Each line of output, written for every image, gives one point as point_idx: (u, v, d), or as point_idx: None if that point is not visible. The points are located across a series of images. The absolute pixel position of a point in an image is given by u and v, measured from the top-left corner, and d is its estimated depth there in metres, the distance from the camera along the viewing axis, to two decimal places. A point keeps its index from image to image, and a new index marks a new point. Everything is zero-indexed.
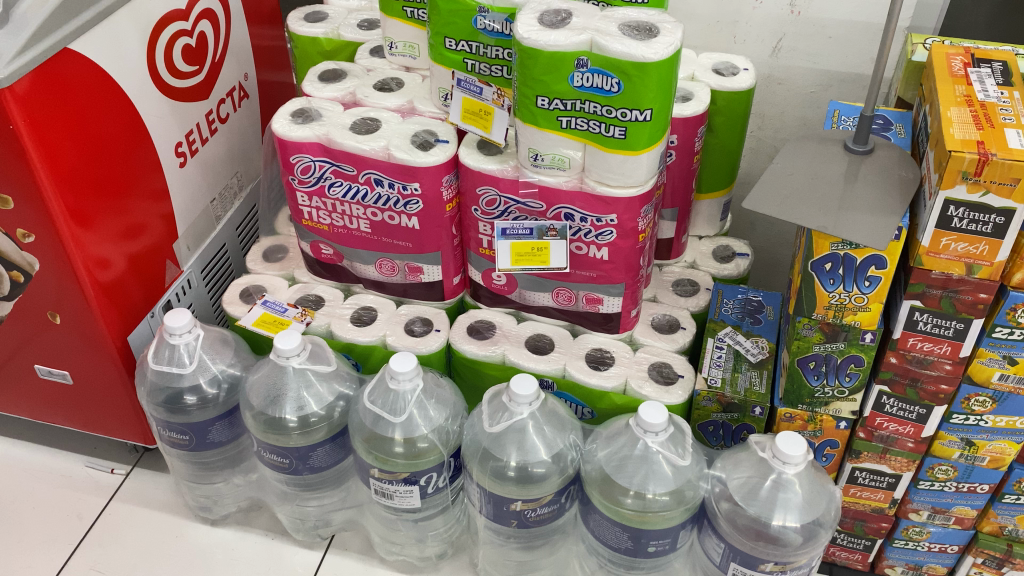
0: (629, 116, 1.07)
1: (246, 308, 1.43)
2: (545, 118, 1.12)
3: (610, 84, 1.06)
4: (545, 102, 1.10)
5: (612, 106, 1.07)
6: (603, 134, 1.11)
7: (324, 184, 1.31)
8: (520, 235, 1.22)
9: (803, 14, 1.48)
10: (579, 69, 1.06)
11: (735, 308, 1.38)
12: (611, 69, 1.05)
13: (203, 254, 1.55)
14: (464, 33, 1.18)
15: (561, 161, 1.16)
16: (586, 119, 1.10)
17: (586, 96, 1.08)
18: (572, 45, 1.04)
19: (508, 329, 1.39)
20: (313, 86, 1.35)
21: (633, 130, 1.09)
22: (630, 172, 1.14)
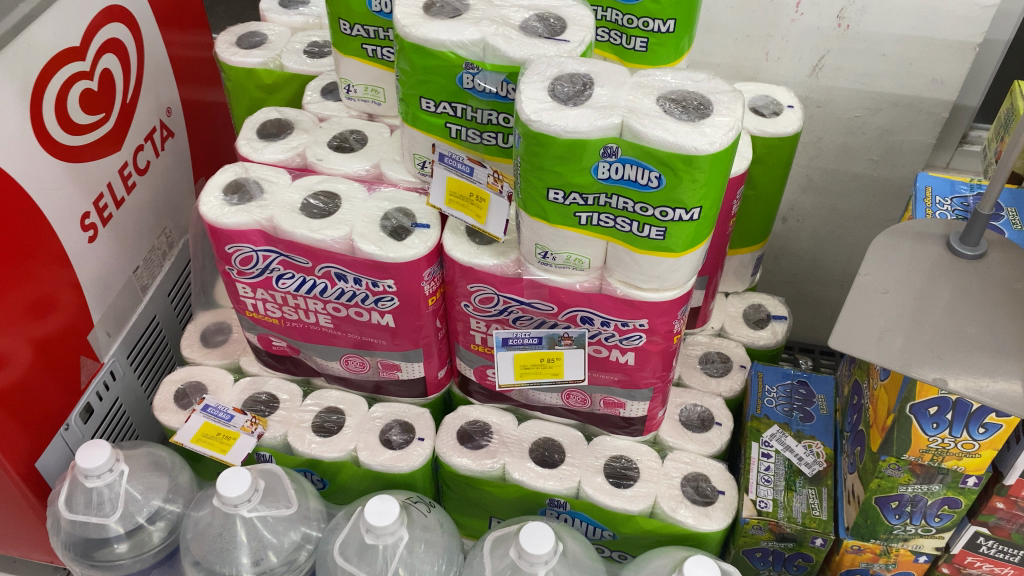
0: (672, 216, 0.82)
1: (182, 415, 1.16)
2: (559, 213, 0.85)
3: (648, 179, 0.79)
4: (559, 195, 0.84)
5: (648, 204, 0.81)
6: (635, 233, 0.85)
7: (271, 275, 1.03)
8: (526, 345, 0.96)
9: (853, 28, 1.21)
10: (605, 158, 0.79)
11: (782, 401, 1.15)
12: (650, 162, 0.78)
13: (128, 336, 1.28)
14: (446, 93, 0.90)
15: (579, 260, 0.90)
16: (613, 215, 0.84)
17: (614, 190, 0.82)
18: (598, 132, 0.77)
19: (507, 435, 1.14)
20: (250, 146, 1.06)
21: (676, 230, 0.83)
22: (668, 274, 0.89)
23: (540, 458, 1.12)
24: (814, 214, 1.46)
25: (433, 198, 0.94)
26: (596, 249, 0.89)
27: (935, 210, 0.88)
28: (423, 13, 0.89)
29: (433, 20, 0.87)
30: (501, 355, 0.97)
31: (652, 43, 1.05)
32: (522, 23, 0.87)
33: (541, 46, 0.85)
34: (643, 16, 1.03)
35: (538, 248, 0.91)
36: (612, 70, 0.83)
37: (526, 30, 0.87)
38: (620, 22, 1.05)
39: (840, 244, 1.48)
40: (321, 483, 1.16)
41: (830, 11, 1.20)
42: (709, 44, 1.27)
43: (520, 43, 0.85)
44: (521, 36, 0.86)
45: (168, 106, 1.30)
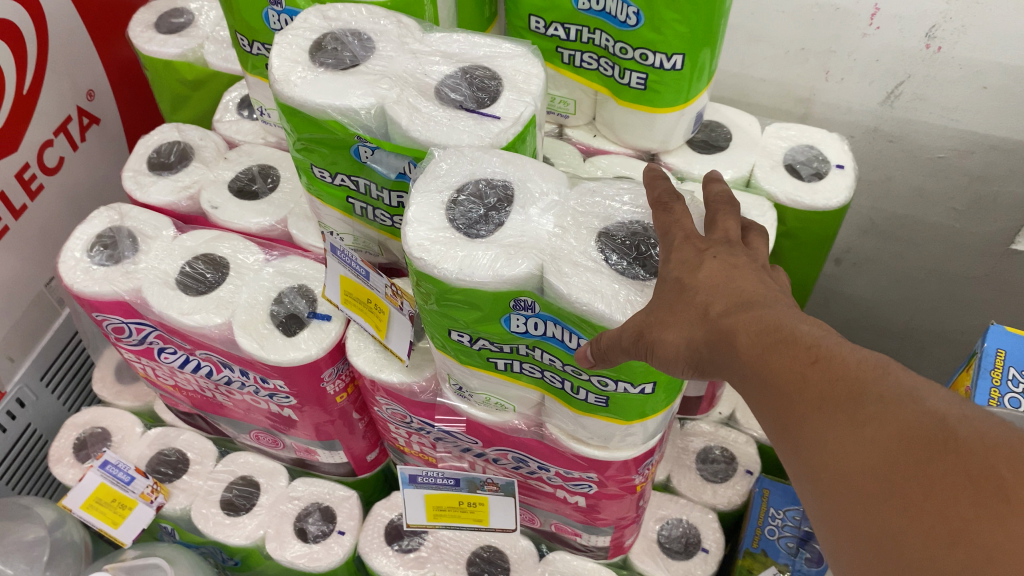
0: (614, 386, 0.57)
1: (77, 471, 1.00)
2: (468, 355, 0.62)
3: (578, 343, 0.55)
4: (463, 337, 0.59)
5: (581, 369, 0.57)
6: (570, 394, 0.61)
7: (151, 346, 0.83)
8: (442, 486, 0.76)
9: (946, 51, 0.91)
10: (518, 310, 0.55)
11: (787, 532, 0.92)
12: (578, 327, 0.53)
13: (42, 355, 1.11)
14: (340, 165, 0.66)
15: (502, 401, 0.67)
16: (540, 369, 0.60)
17: (536, 346, 0.57)
18: (503, 283, 0.52)
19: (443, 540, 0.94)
20: (136, 180, 0.85)
21: (624, 401, 0.59)
22: (619, 439, 0.65)
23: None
24: (874, 259, 1.18)
25: (333, 298, 0.72)
26: (521, 395, 0.65)
27: (1004, 392, 0.64)
28: (310, 58, 0.64)
29: (319, 72, 0.63)
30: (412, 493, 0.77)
31: (652, 80, 0.78)
32: (440, 84, 0.63)
33: (458, 126, 0.60)
34: (640, 46, 0.76)
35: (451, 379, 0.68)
36: (548, 174, 0.58)
37: (443, 96, 0.62)
38: (611, 50, 0.78)
39: (903, 296, 1.21)
40: (234, 562, 0.99)
41: (916, 27, 0.89)
42: (751, 55, 1.00)
43: (430, 119, 0.60)
44: (435, 106, 0.61)
45: (90, 89, 1.11)
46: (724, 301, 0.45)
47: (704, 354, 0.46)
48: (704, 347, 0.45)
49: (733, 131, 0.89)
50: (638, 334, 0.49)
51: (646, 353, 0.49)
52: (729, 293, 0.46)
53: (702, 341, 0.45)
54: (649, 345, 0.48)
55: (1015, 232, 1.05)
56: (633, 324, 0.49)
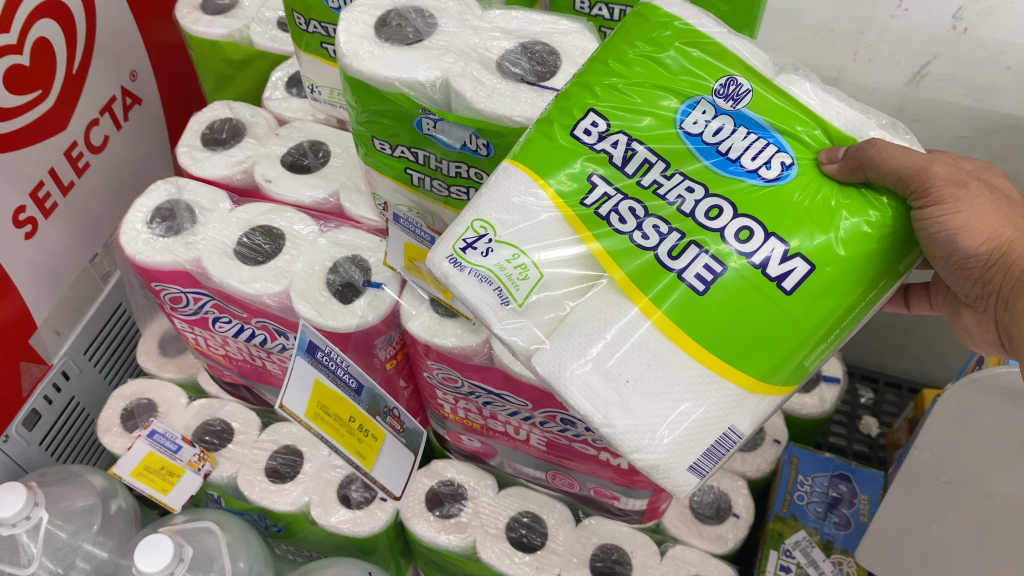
0: (756, 249, 0.52)
1: (125, 440, 1.03)
2: (574, 168, 0.57)
3: (759, 164, 0.54)
4: (594, 134, 0.57)
5: (730, 203, 0.53)
6: (665, 262, 0.53)
7: (206, 316, 0.86)
8: (339, 381, 0.73)
9: (971, 33, 0.97)
10: (724, 92, 0.57)
11: (815, 498, 0.97)
12: (782, 138, 0.55)
13: (86, 331, 1.14)
14: (401, 137, 0.68)
15: (509, 284, 0.56)
16: (649, 210, 0.55)
17: (676, 174, 0.55)
18: (756, 61, 0.57)
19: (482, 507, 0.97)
20: (190, 156, 0.89)
21: (741, 284, 0.52)
22: (640, 402, 0.52)
23: (516, 541, 0.95)
24: None
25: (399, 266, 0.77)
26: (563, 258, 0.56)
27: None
28: (375, 33, 0.67)
29: (384, 46, 0.66)
30: (300, 369, 0.72)
31: None
32: (501, 60, 0.66)
33: (520, 98, 0.63)
34: None
35: (454, 242, 0.57)
36: None
37: (506, 69, 0.65)
38: None
39: None
40: (275, 529, 1.02)
41: (944, 9, 0.96)
42: (781, 36, 1.06)
43: (494, 90, 0.63)
44: (497, 79, 0.64)
45: (133, 69, 1.14)
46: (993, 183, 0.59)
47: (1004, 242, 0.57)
48: (1014, 252, 0.57)
49: None
50: (922, 171, 0.52)
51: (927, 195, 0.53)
52: None
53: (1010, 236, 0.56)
54: (946, 200, 0.53)
55: None
56: (913, 154, 0.53)
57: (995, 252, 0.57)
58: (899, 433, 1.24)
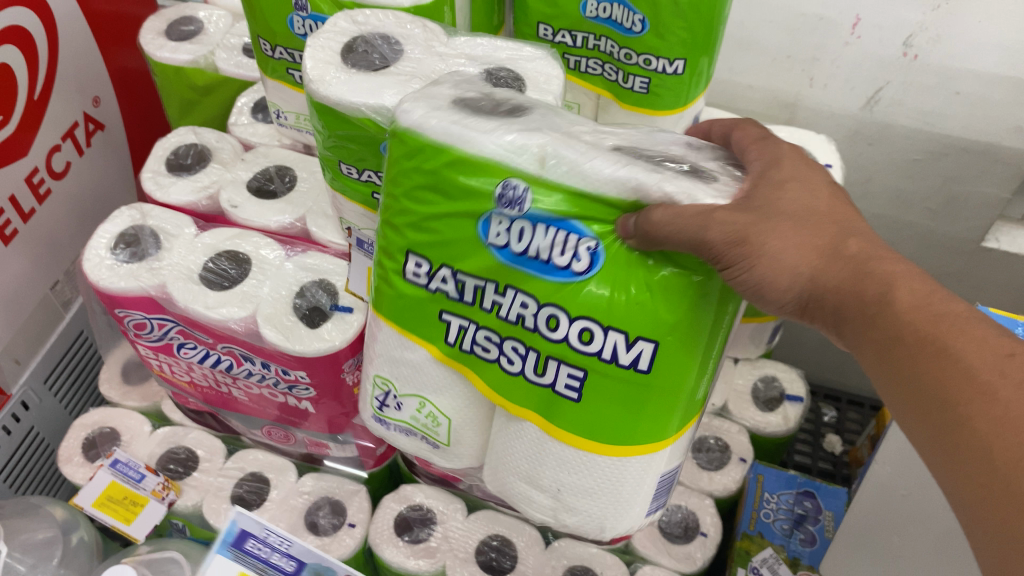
0: (601, 347, 0.53)
1: (86, 470, 1.01)
2: (425, 310, 0.59)
3: (568, 258, 0.52)
4: (421, 273, 0.58)
5: (563, 312, 0.53)
6: (535, 379, 0.56)
7: (171, 342, 0.85)
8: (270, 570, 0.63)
9: (921, 60, 1.00)
10: (505, 197, 0.52)
11: (781, 515, 0.98)
12: (579, 222, 0.51)
13: (46, 359, 1.12)
14: (368, 162, 0.69)
15: (429, 431, 0.64)
16: (501, 335, 0.56)
17: (508, 288, 0.54)
18: (497, 150, 0.52)
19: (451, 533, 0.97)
20: (156, 181, 0.89)
21: (603, 382, 0.54)
22: (576, 500, 0.59)
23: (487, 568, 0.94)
24: None
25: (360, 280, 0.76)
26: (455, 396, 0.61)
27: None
28: (341, 60, 0.68)
29: (350, 72, 0.67)
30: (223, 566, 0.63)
31: (653, 84, 0.83)
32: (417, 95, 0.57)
33: None
34: (643, 52, 0.80)
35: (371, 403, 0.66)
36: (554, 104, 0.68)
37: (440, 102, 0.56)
38: (616, 56, 0.83)
39: None
40: None
41: (895, 37, 0.99)
42: (739, 63, 1.09)
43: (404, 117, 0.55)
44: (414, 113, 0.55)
45: (96, 95, 1.14)
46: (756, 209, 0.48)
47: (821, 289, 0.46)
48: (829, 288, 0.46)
49: None
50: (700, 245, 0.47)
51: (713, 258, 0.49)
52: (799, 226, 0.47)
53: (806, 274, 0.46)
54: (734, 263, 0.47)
55: (985, 229, 1.15)
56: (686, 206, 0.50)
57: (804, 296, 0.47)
58: (862, 450, 1.25)
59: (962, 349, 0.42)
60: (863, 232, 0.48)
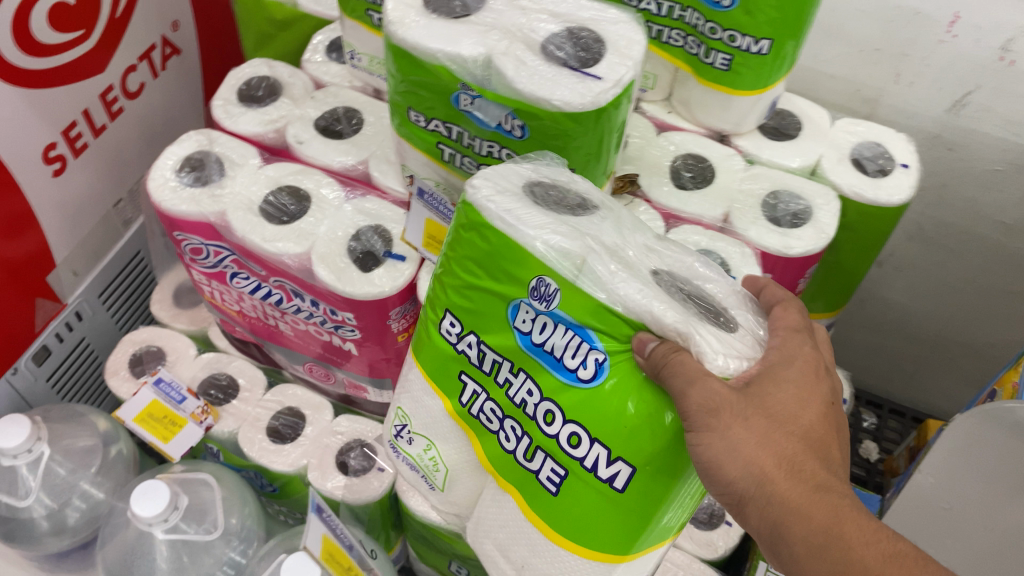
0: (586, 453, 0.58)
1: (132, 385, 1.04)
2: (443, 361, 0.66)
3: (577, 362, 0.57)
4: (525, 316, 0.59)
5: (557, 406, 0.59)
6: (522, 462, 0.62)
7: (225, 270, 0.87)
8: None
9: (1017, 66, 0.96)
10: (537, 293, 0.58)
11: None
12: (594, 332, 0.56)
13: (103, 274, 1.15)
14: (438, 110, 0.68)
15: (427, 471, 0.71)
16: (507, 412, 0.62)
17: (521, 375, 0.61)
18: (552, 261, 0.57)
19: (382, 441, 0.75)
20: (226, 110, 0.90)
21: (580, 486, 0.59)
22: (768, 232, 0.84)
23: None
24: (916, 264, 1.26)
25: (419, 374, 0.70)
26: (457, 451, 0.68)
27: None
28: (423, 4, 0.68)
29: (430, 18, 0.66)
30: None
31: (736, 62, 0.80)
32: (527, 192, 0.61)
33: (560, 82, 0.63)
34: (729, 28, 0.77)
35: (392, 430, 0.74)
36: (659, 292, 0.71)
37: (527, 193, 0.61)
38: (700, 29, 0.79)
39: (941, 297, 1.28)
40: (271, 488, 1.03)
41: (993, 40, 0.95)
42: (825, 50, 1.06)
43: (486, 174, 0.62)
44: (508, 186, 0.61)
45: (175, 19, 1.14)
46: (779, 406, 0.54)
47: (790, 474, 0.51)
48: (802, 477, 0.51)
49: (803, 122, 0.93)
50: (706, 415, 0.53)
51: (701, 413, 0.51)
52: (819, 433, 0.53)
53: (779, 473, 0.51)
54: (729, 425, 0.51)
55: None
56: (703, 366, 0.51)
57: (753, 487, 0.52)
58: (898, 461, 1.22)
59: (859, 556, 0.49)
60: (837, 451, 0.54)
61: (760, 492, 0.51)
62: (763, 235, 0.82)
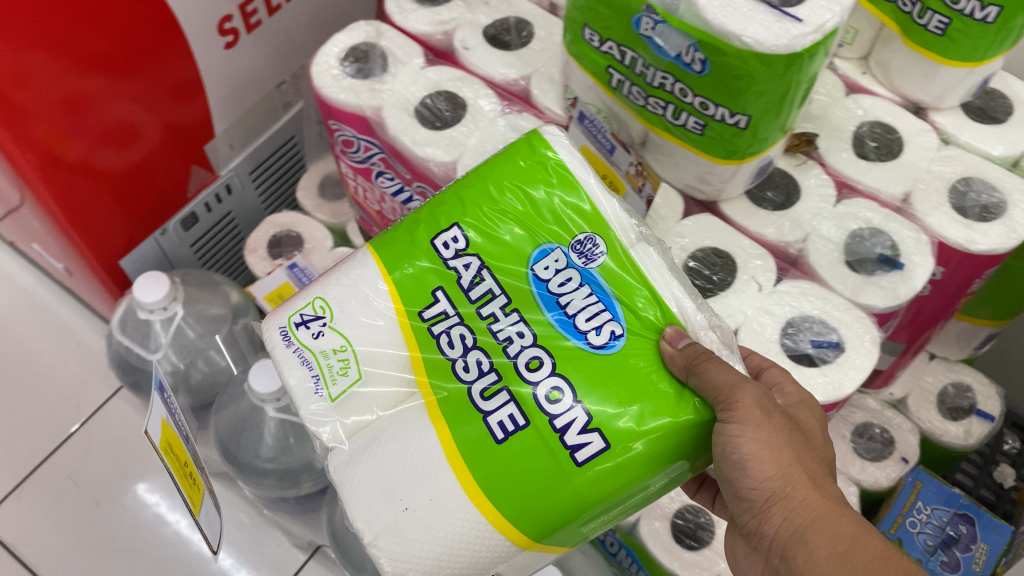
0: (562, 412, 0.53)
1: (267, 266, 1.07)
2: (417, 271, 0.59)
3: (590, 327, 0.55)
4: (551, 264, 0.57)
5: (549, 355, 0.54)
6: (476, 400, 0.54)
7: (371, 167, 0.87)
8: None
9: None
10: (580, 246, 0.57)
11: (928, 530, 0.90)
12: (620, 304, 0.55)
13: (256, 153, 1.18)
14: (616, 31, 0.64)
15: (327, 376, 0.58)
16: (477, 341, 0.56)
17: (511, 314, 0.56)
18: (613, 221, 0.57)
19: (267, 332, 0.61)
20: (399, 4, 0.87)
21: (537, 444, 0.52)
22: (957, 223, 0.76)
23: (188, 484, 0.74)
24: None
25: (360, 275, 0.60)
26: (390, 370, 0.58)
27: None
28: None
29: None
30: None
31: (954, 27, 0.70)
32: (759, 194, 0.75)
33: (755, 18, 0.57)
34: None
35: (291, 316, 0.61)
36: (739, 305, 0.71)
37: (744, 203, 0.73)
38: None
39: None
40: None
41: None
42: None
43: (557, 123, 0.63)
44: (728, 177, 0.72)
45: None
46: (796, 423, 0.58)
47: (811, 487, 0.54)
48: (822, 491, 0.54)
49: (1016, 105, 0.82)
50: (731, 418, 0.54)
51: (732, 410, 0.51)
52: (825, 464, 0.57)
53: (802, 482, 0.54)
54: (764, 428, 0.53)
55: None
56: (731, 371, 0.52)
57: (781, 491, 0.54)
58: None
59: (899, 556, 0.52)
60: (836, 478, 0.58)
61: (790, 495, 0.54)
62: (946, 225, 0.74)
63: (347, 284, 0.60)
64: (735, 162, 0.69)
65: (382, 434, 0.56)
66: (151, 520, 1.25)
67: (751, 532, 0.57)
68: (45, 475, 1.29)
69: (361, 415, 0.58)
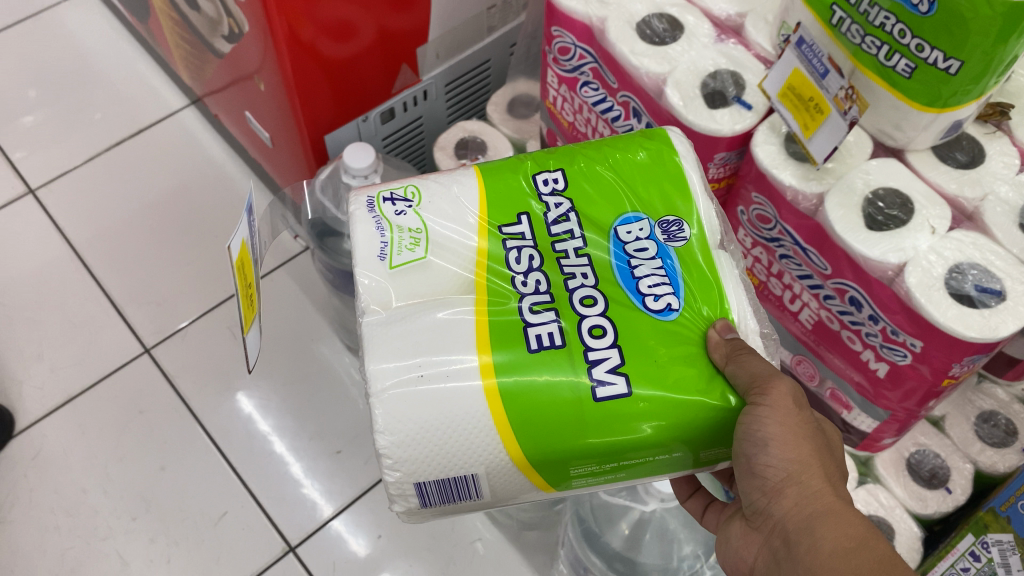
0: (602, 345, 0.61)
1: (452, 164, 1.18)
2: (511, 201, 0.69)
3: (650, 293, 0.64)
4: (635, 231, 0.67)
5: (601, 297, 0.63)
6: (524, 311, 0.63)
7: (579, 77, 0.95)
8: None
9: None
10: (662, 228, 0.67)
11: None
12: (682, 284, 0.65)
13: (455, 65, 1.29)
14: None
15: (396, 246, 0.66)
16: (542, 266, 0.66)
17: (580, 258, 0.66)
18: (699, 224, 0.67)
19: (355, 198, 0.71)
20: None
21: (569, 361, 0.61)
22: None
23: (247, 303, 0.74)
24: None
25: (460, 184, 0.70)
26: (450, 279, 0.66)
27: None
28: None
29: None
30: None
31: None
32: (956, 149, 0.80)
33: None
34: None
35: (382, 193, 0.70)
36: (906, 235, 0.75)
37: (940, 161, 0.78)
38: None
39: None
40: None
41: None
42: None
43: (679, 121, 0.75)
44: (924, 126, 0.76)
45: None
46: (820, 429, 0.65)
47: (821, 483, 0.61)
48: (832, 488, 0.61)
49: None
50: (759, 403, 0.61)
51: (765, 393, 0.59)
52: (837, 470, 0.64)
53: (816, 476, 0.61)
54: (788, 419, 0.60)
55: None
56: (766, 364, 0.61)
57: (796, 475, 0.61)
58: None
59: (886, 564, 0.58)
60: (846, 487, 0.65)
61: (804, 481, 0.61)
62: None
63: (440, 185, 0.70)
64: (936, 111, 0.75)
65: (442, 305, 0.64)
66: (296, 381, 1.37)
67: (757, 511, 0.64)
68: (209, 322, 1.43)
69: (412, 289, 0.65)
